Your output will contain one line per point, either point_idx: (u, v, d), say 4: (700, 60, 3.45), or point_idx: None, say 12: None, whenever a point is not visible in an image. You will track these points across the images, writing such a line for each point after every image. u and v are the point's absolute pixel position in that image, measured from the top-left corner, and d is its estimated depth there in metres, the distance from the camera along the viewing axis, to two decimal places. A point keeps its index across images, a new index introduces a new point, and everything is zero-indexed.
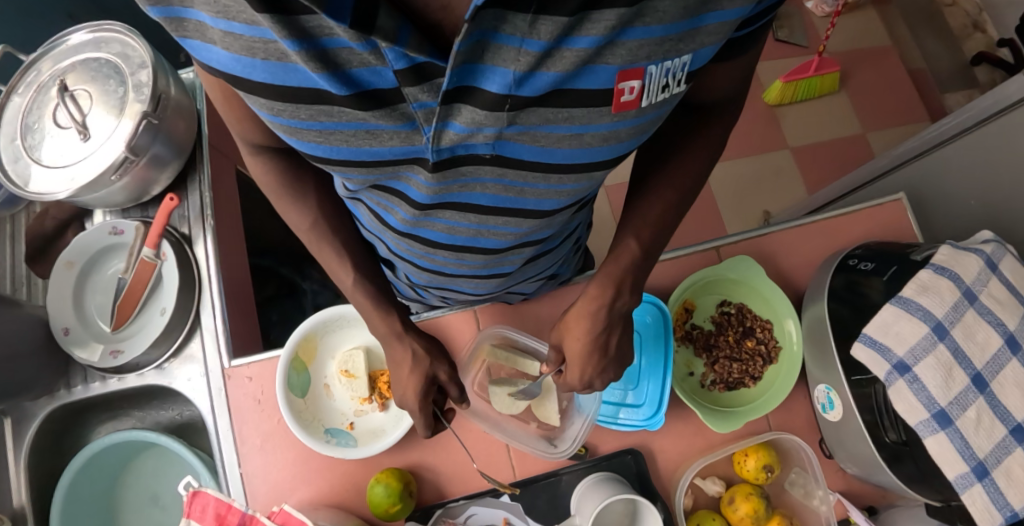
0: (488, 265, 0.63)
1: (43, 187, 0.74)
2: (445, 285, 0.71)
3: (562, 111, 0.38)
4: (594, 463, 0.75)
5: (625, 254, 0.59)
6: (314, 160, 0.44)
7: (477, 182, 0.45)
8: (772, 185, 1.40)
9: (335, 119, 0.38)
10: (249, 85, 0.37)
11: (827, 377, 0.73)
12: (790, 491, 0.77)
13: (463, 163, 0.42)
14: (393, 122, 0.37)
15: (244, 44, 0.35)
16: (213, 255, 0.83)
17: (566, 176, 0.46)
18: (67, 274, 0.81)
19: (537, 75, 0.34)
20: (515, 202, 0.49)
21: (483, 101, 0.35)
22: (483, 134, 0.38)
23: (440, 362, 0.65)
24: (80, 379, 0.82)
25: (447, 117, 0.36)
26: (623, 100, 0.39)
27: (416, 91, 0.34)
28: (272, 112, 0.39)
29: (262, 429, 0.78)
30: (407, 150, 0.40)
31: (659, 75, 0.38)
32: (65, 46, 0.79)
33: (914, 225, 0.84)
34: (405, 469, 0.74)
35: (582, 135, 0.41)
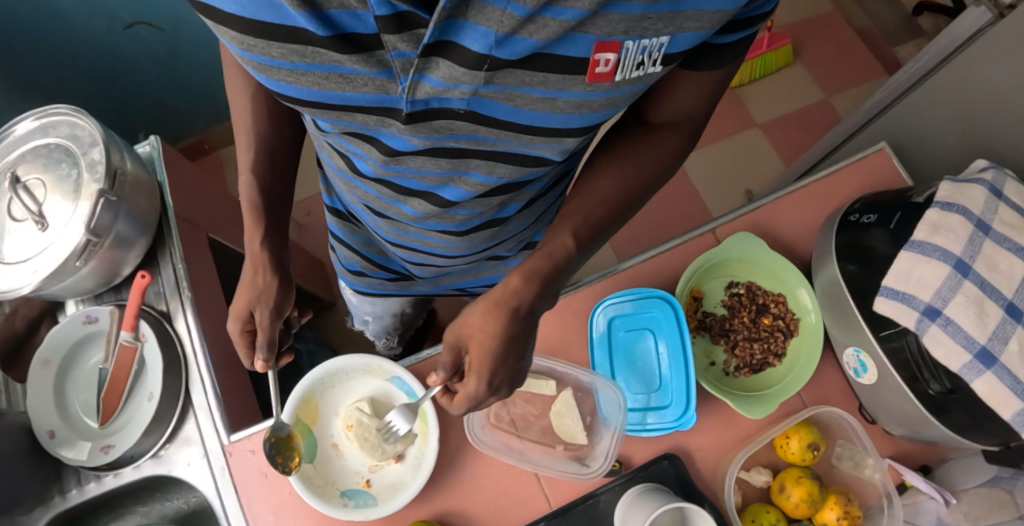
0: (462, 217, 0.62)
1: (5, 284, 0.70)
2: (412, 243, 0.72)
3: (538, 75, 0.38)
4: (631, 476, 0.70)
5: (559, 247, 0.51)
6: (285, 101, 0.43)
7: (450, 137, 0.44)
8: (750, 163, 1.39)
9: (308, 60, 0.38)
10: (221, 15, 0.37)
11: (853, 340, 0.70)
12: (839, 466, 0.72)
13: (436, 117, 0.40)
14: (369, 68, 0.37)
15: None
16: (195, 329, 0.79)
17: (539, 138, 0.45)
18: (44, 375, 0.76)
19: (517, 40, 0.34)
20: (488, 154, 0.48)
21: (463, 58, 0.34)
22: (459, 90, 0.37)
23: (262, 305, 0.67)
24: (74, 482, 0.77)
25: (424, 70, 0.35)
26: (597, 71, 0.38)
27: (395, 41, 0.33)
28: (242, 46, 0.39)
29: (273, 503, 0.73)
30: (381, 99, 0.39)
31: (635, 52, 0.38)
32: (11, 137, 0.76)
33: (903, 170, 0.83)
34: (433, 520, 0.69)
35: (555, 99, 0.40)
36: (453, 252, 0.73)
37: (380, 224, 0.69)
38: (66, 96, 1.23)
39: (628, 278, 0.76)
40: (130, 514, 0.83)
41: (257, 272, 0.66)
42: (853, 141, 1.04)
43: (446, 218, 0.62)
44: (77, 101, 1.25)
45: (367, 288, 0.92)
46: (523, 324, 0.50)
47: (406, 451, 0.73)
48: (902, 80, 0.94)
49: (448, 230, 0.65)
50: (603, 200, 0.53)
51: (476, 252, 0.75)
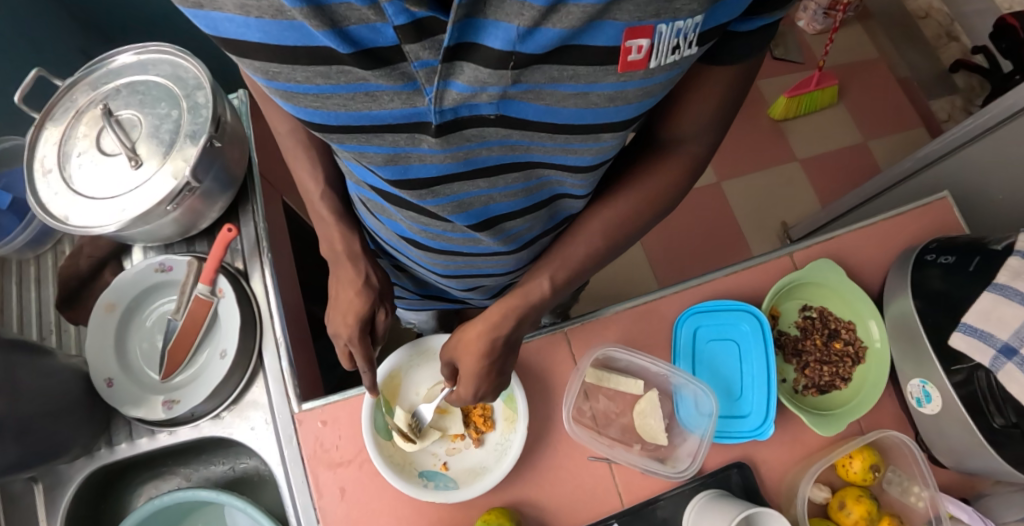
0: (511, 237, 0.65)
1: (87, 220, 0.66)
2: (466, 269, 0.73)
3: (566, 69, 0.39)
4: (701, 481, 0.71)
5: (534, 288, 0.60)
6: (312, 128, 0.46)
7: (484, 146, 0.45)
8: (787, 197, 1.47)
9: (333, 81, 0.40)
10: (247, 47, 0.38)
11: (920, 371, 0.74)
12: (888, 491, 0.75)
13: (467, 125, 0.42)
14: (393, 82, 0.38)
15: (236, 3, 0.36)
16: (273, 290, 0.77)
17: (573, 136, 0.46)
18: (107, 319, 0.73)
19: (541, 31, 0.35)
20: (521, 159, 0.50)
21: (485, 58, 0.36)
22: (486, 93, 0.39)
23: (385, 304, 0.66)
24: (123, 436, 0.72)
25: (448, 75, 0.37)
26: (630, 59, 0.38)
27: (417, 49, 0.35)
28: (267, 75, 0.41)
29: (341, 478, 0.70)
30: (409, 112, 0.41)
31: (670, 36, 0.37)
32: (107, 68, 0.73)
33: (961, 219, 0.87)
34: (508, 508, 0.69)
35: (588, 94, 0.41)
36: (505, 269, 0.75)
37: (427, 257, 0.70)
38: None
39: (712, 289, 0.79)
40: (170, 476, 0.80)
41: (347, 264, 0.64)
42: (902, 187, 1.10)
43: (494, 244, 0.65)
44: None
45: (404, 304, 0.97)
46: (500, 352, 0.61)
47: (487, 436, 0.74)
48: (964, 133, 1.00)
49: (500, 252, 0.68)
50: (590, 244, 0.60)
51: (528, 264, 0.76)
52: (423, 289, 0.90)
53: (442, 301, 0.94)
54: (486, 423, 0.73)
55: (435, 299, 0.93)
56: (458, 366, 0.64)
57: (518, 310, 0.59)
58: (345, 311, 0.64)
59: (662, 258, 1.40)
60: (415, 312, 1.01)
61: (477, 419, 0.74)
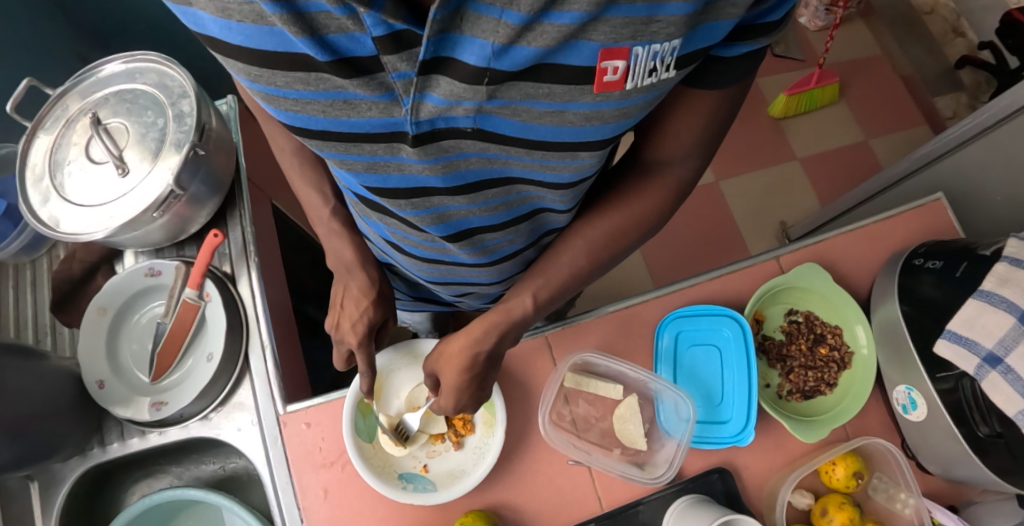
0: (492, 248, 0.65)
1: (77, 226, 0.68)
2: (453, 276, 0.74)
3: (542, 87, 0.38)
4: (682, 486, 0.72)
5: (517, 306, 0.59)
6: (293, 132, 0.45)
7: (461, 158, 0.45)
8: (787, 197, 1.46)
9: (312, 87, 0.40)
10: (227, 48, 0.38)
11: (907, 378, 0.73)
12: (874, 497, 0.73)
13: (443, 137, 0.42)
14: (370, 91, 0.38)
15: (219, 6, 0.36)
16: (259, 294, 0.78)
17: (551, 153, 0.46)
18: (99, 323, 0.75)
19: (517, 49, 0.34)
20: (500, 173, 0.49)
21: (460, 73, 0.35)
22: (462, 107, 0.38)
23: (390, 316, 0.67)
24: (115, 436, 0.74)
25: (425, 88, 0.37)
26: (606, 80, 0.38)
27: (394, 60, 0.35)
28: (250, 77, 0.41)
29: (324, 479, 0.72)
30: (386, 122, 0.41)
31: (646, 58, 0.37)
32: (95, 77, 0.75)
33: (954, 222, 0.86)
34: (487, 510, 0.69)
35: (563, 112, 0.41)
36: (492, 279, 0.75)
37: (414, 264, 0.71)
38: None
39: (694, 293, 0.79)
40: (162, 474, 0.82)
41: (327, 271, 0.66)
42: (899, 187, 1.08)
43: (475, 255, 0.65)
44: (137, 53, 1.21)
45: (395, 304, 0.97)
46: (481, 367, 0.61)
47: (467, 439, 0.75)
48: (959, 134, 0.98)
49: (483, 264, 0.69)
50: (574, 263, 0.59)
51: (516, 275, 0.77)
52: (415, 292, 0.90)
53: (433, 303, 0.94)
54: (467, 426, 0.74)
55: (427, 302, 0.94)
56: (440, 378, 0.65)
57: (498, 324, 0.59)
58: (355, 319, 0.64)
59: (659, 258, 1.39)
60: (411, 313, 1.00)
61: (458, 423, 0.74)
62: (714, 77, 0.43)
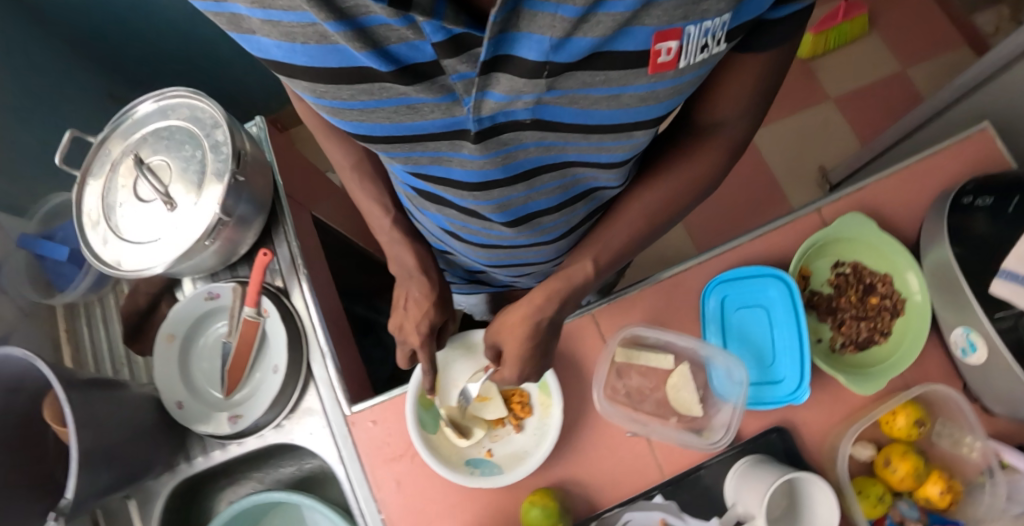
0: (546, 230, 0.65)
1: (138, 263, 0.72)
2: (510, 260, 0.73)
3: (598, 74, 0.38)
4: (741, 449, 0.72)
5: (578, 272, 0.61)
6: (358, 139, 0.47)
7: (521, 149, 0.45)
8: (823, 141, 1.41)
9: (376, 97, 0.40)
10: (292, 69, 0.40)
11: (963, 319, 0.72)
12: (939, 443, 0.73)
13: (504, 131, 0.42)
14: (433, 95, 0.39)
15: (282, 31, 0.37)
16: (313, 304, 0.82)
17: (606, 135, 0.46)
18: (169, 348, 0.79)
19: (574, 41, 0.34)
20: (556, 159, 0.50)
21: (521, 68, 0.35)
22: (522, 101, 0.38)
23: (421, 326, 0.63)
24: (199, 450, 0.80)
25: (486, 87, 0.36)
26: (659, 62, 0.38)
27: (455, 62, 0.34)
28: (315, 94, 0.42)
29: (395, 472, 0.76)
30: (448, 122, 0.41)
31: (697, 36, 0.37)
32: (131, 119, 0.78)
33: (1005, 151, 0.82)
34: (552, 487, 0.72)
35: (619, 96, 0.41)
36: (549, 258, 0.74)
37: (473, 250, 0.71)
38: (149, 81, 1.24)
39: (736, 256, 0.79)
40: (246, 480, 0.88)
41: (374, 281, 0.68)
42: (940, 120, 1.03)
43: (534, 235, 0.65)
44: (162, 85, 1.26)
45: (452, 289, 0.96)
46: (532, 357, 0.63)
47: (526, 421, 0.77)
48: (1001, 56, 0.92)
49: (542, 243, 0.68)
50: (632, 228, 0.60)
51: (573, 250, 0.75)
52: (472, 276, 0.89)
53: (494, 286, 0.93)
54: (525, 410, 0.77)
55: (486, 285, 0.93)
56: (502, 349, 0.66)
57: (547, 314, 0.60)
58: (418, 319, 0.66)
59: (695, 220, 1.38)
60: (467, 296, 1.00)
61: (517, 406, 0.78)
62: (753, 45, 0.42)
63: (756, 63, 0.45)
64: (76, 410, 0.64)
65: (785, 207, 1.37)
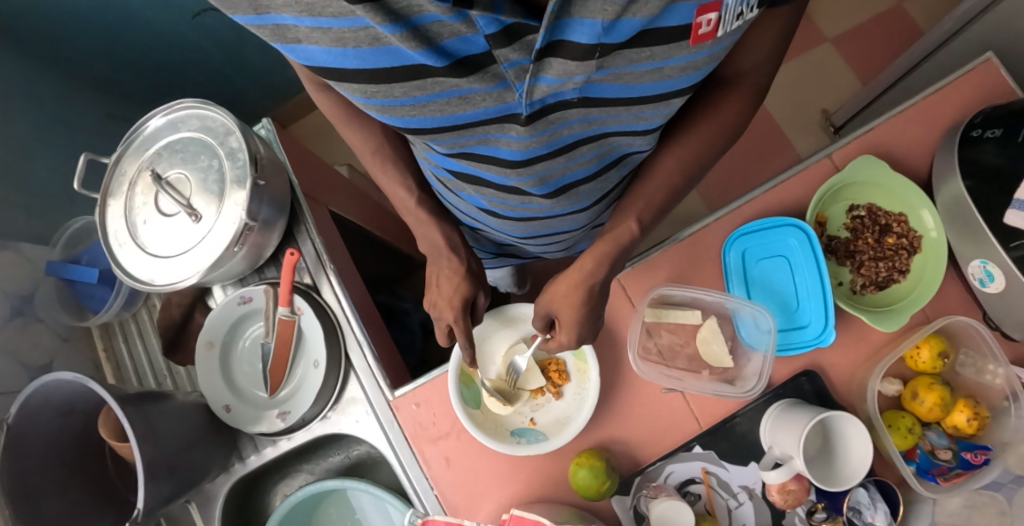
0: (581, 198, 0.65)
1: (172, 277, 0.74)
2: (543, 230, 0.74)
3: (644, 51, 0.39)
4: (773, 395, 0.76)
5: (624, 232, 0.62)
6: (406, 132, 0.48)
7: (565, 126, 0.47)
8: (823, 83, 1.41)
9: (429, 91, 0.42)
10: (342, 73, 0.41)
11: (980, 251, 0.74)
12: (963, 373, 0.76)
13: (552, 111, 0.44)
14: (485, 84, 0.40)
15: (334, 37, 0.38)
16: (344, 298, 0.83)
17: (646, 106, 0.47)
18: (210, 354, 0.81)
19: (623, 22, 0.36)
20: (596, 132, 0.50)
21: (573, 52, 0.37)
22: (573, 82, 0.40)
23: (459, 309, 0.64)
24: (251, 449, 0.83)
25: (539, 71, 0.39)
26: (700, 33, 0.39)
27: (507, 52, 0.36)
28: (365, 95, 0.43)
29: (443, 449, 0.79)
30: (500, 109, 0.43)
31: (735, 4, 0.38)
32: (143, 136, 0.78)
33: (1011, 80, 0.83)
34: (596, 448, 0.76)
35: (662, 69, 0.42)
36: (579, 226, 0.75)
37: (507, 224, 0.71)
38: (146, 96, 1.23)
39: (754, 210, 0.80)
40: (297, 473, 0.91)
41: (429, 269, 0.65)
42: (941, 52, 1.03)
43: (570, 204, 0.66)
44: (157, 95, 1.25)
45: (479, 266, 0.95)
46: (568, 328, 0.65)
47: (564, 388, 0.80)
48: None
49: (574, 212, 0.69)
50: (670, 182, 0.61)
51: (599, 217, 0.76)
52: (500, 250, 0.89)
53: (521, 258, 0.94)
54: (562, 376, 0.79)
55: (513, 259, 0.94)
56: (556, 316, 0.66)
57: (581, 285, 0.62)
58: (450, 295, 0.66)
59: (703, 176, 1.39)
60: (493, 272, 0.99)
61: (553, 374, 0.80)
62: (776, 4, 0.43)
63: (773, 16, 0.46)
64: (133, 423, 0.66)
65: (790, 154, 1.37)
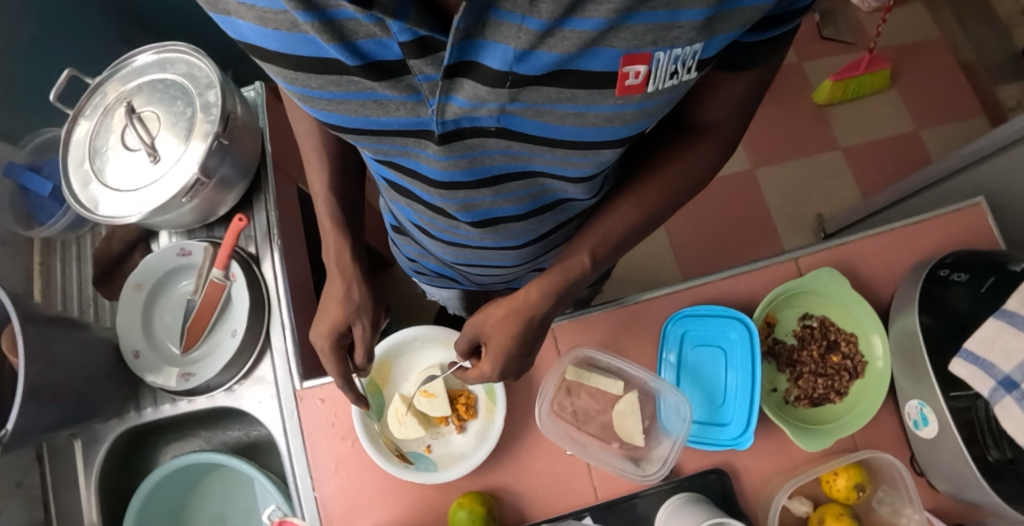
0: (513, 236, 0.65)
1: (113, 210, 0.73)
2: (476, 260, 0.74)
3: (564, 92, 0.38)
4: (677, 484, 0.72)
5: (574, 266, 0.57)
6: (333, 131, 0.47)
7: (486, 155, 0.45)
8: (824, 187, 1.45)
9: (344, 89, 0.40)
10: (266, 55, 0.40)
11: (919, 392, 0.71)
12: (877, 510, 0.72)
13: (469, 135, 0.42)
14: (398, 93, 0.39)
15: (257, 15, 0.37)
16: (281, 275, 0.82)
17: (573, 151, 0.45)
18: (135, 297, 0.81)
19: (537, 54, 0.34)
20: (523, 169, 0.49)
21: (484, 77, 0.35)
22: (486, 108, 0.38)
23: (372, 316, 0.63)
24: (149, 402, 0.81)
25: (449, 91, 0.37)
26: (626, 84, 0.38)
27: (420, 64, 0.35)
28: (286, 80, 0.42)
29: (335, 452, 0.76)
30: (415, 121, 0.41)
31: (667, 62, 0.37)
32: (129, 68, 0.79)
33: (996, 230, 0.81)
34: (485, 492, 0.72)
35: (585, 115, 0.41)
36: (513, 263, 0.74)
37: (442, 247, 0.71)
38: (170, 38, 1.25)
39: (705, 293, 0.79)
40: (193, 438, 0.89)
41: (349, 289, 0.61)
42: (939, 188, 1.02)
43: (503, 239, 0.65)
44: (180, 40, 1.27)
45: (426, 281, 0.94)
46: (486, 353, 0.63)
47: (469, 424, 0.77)
48: (972, 152, 0.94)
49: (509, 247, 0.68)
50: (627, 220, 0.57)
51: (536, 259, 0.76)
52: (439, 272, 0.87)
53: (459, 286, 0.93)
54: (468, 411, 0.76)
55: (456, 286, 0.93)
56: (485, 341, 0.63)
57: (517, 314, 0.58)
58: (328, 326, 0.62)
59: (688, 250, 1.39)
60: (441, 290, 0.97)
61: (460, 407, 0.77)
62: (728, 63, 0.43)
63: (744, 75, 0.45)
64: (28, 343, 0.63)
65: (775, 247, 1.39)
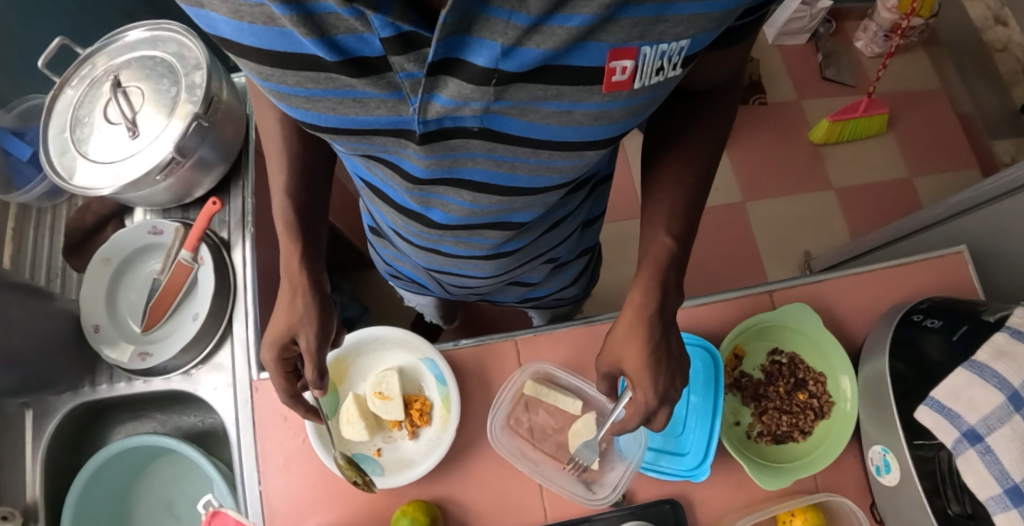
0: (483, 247, 0.64)
1: (87, 181, 0.72)
2: (446, 268, 0.73)
3: (550, 89, 0.37)
4: (630, 512, 0.70)
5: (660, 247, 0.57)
6: (309, 129, 0.46)
7: (468, 157, 0.45)
8: (814, 227, 1.45)
9: (322, 86, 0.40)
10: (239, 49, 0.39)
11: (884, 438, 0.69)
12: None
13: (451, 136, 0.41)
14: (379, 90, 0.38)
15: (231, 8, 0.36)
16: (249, 261, 0.81)
17: (558, 153, 0.45)
18: (102, 270, 0.80)
19: (523, 50, 0.33)
20: (505, 177, 0.49)
21: (468, 75, 0.34)
22: (469, 107, 0.37)
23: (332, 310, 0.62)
24: (105, 378, 0.79)
25: (432, 89, 0.36)
26: (614, 80, 0.37)
27: (402, 61, 0.34)
28: (261, 76, 0.41)
29: (285, 447, 0.74)
30: (394, 120, 0.41)
31: (653, 57, 0.37)
32: (121, 42, 0.79)
33: (976, 279, 0.80)
34: (431, 502, 0.71)
35: (572, 112, 0.40)
36: (485, 274, 0.73)
37: (414, 251, 0.71)
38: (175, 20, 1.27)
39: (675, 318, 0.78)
40: (148, 419, 0.88)
41: (293, 296, 0.61)
42: (923, 235, 1.02)
43: (474, 249, 0.65)
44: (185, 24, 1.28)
45: (400, 286, 0.93)
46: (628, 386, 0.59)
47: (423, 430, 0.76)
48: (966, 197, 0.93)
49: (479, 258, 0.68)
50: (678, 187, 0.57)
51: (508, 273, 0.75)
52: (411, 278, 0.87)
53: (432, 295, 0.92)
54: (423, 418, 0.75)
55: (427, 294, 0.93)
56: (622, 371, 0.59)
57: (638, 321, 0.56)
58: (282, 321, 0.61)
59: None
60: (417, 296, 0.96)
61: (415, 413, 0.76)
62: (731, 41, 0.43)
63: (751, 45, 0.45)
64: None
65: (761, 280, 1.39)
